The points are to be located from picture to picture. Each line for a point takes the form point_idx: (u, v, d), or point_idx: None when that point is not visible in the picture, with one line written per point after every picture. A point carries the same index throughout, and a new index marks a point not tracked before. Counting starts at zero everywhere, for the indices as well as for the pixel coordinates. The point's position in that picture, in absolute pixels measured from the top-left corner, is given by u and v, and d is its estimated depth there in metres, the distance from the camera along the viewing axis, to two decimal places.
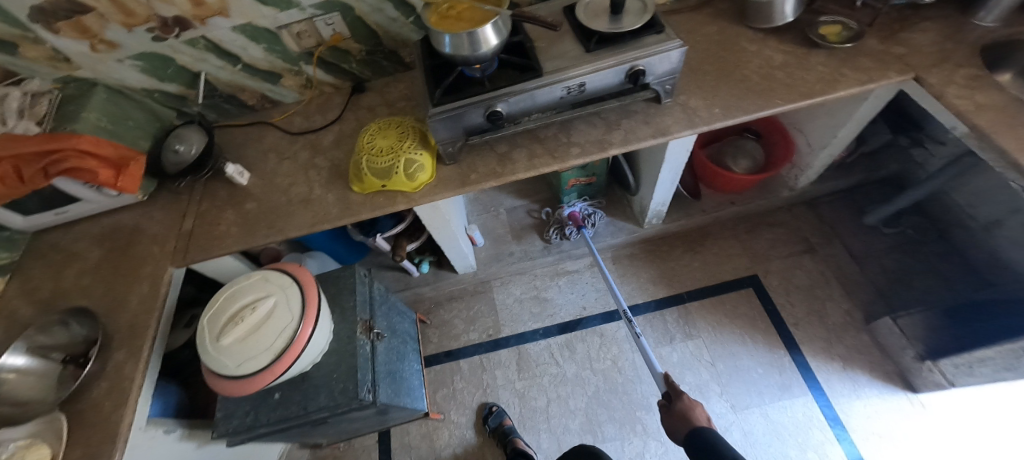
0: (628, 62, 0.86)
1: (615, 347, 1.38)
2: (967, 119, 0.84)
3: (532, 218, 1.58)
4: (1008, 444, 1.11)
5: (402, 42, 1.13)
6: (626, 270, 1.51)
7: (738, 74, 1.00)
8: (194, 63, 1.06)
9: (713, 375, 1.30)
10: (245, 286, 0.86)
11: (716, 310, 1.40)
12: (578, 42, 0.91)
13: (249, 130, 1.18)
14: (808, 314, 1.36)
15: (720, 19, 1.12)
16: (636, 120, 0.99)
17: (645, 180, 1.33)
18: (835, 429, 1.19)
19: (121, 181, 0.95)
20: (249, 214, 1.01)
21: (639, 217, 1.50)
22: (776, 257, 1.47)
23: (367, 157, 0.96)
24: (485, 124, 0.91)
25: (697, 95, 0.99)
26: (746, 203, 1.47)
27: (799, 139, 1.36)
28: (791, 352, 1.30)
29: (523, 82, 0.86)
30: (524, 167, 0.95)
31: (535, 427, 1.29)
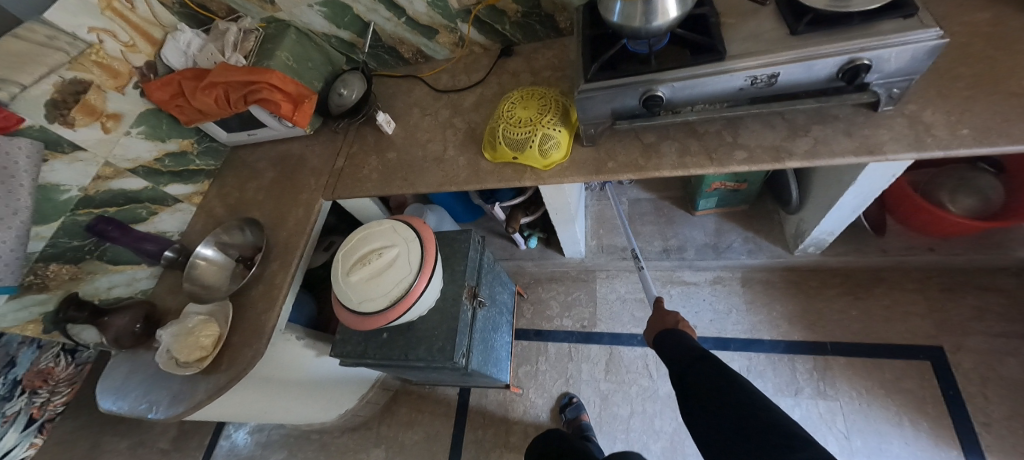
0: (848, 53, 0.66)
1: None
2: None
3: (656, 215, 1.43)
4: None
5: (561, 6, 1.05)
6: (757, 297, 1.30)
7: (1014, 85, 0.72)
8: (367, 13, 1.12)
9: (844, 449, 1.07)
10: (375, 231, 0.92)
11: (868, 375, 1.13)
12: (780, 22, 0.73)
13: (402, 83, 1.24)
14: (1011, 418, 1.01)
15: (999, 4, 0.81)
16: (834, 128, 0.78)
17: (813, 199, 1.09)
18: None
19: (296, 116, 1.07)
20: (389, 163, 1.08)
21: (791, 242, 1.25)
22: (979, 332, 1.12)
23: (504, 126, 0.93)
24: (638, 109, 0.80)
25: (935, 107, 0.74)
26: (953, 253, 1.12)
27: None
28: (968, 457, 1.00)
29: (697, 65, 0.72)
30: (672, 164, 0.83)
31: (612, 433, 1.23)
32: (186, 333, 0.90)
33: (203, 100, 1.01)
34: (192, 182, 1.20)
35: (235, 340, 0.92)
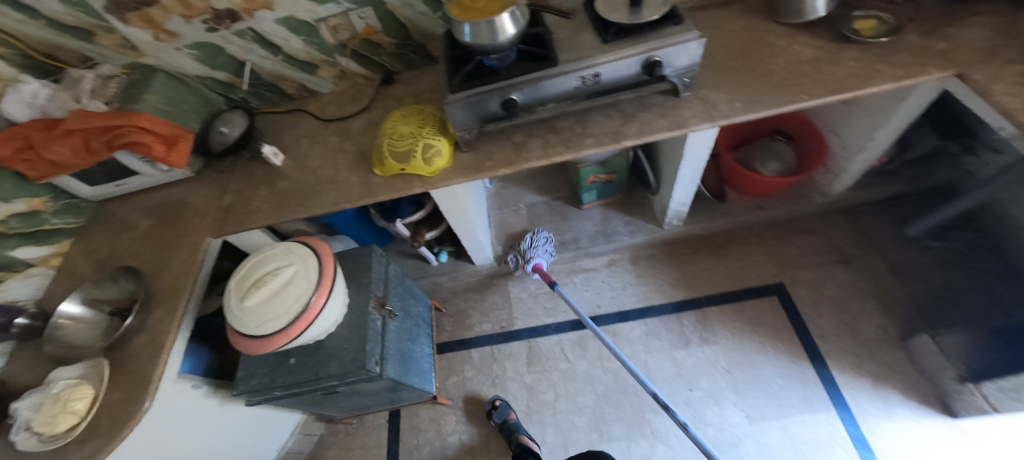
0: (644, 53, 0.86)
1: (631, 348, 1.35)
2: (1014, 116, 0.80)
3: (551, 215, 1.58)
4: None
5: (430, 36, 1.18)
6: (644, 271, 1.49)
7: (763, 69, 0.98)
8: (242, 53, 1.15)
9: (729, 383, 1.25)
10: (269, 255, 0.92)
11: (737, 317, 1.35)
12: (596, 34, 0.93)
13: (287, 117, 1.26)
14: (838, 327, 1.28)
15: (748, 15, 1.10)
16: (653, 113, 0.98)
17: (665, 178, 1.31)
18: (860, 450, 1.10)
19: (172, 156, 1.04)
20: (281, 192, 1.09)
21: (659, 218, 1.46)
22: (805, 266, 1.40)
23: (389, 143, 1.01)
24: (501, 112, 0.94)
25: (718, 89, 0.97)
26: (775, 208, 1.41)
27: (834, 141, 1.30)
28: (815, 365, 1.23)
29: (539, 71, 0.88)
30: (538, 156, 0.97)
31: (542, 421, 1.29)
32: (54, 400, 0.79)
33: (58, 150, 0.95)
34: (48, 243, 1.08)
35: (116, 397, 0.84)
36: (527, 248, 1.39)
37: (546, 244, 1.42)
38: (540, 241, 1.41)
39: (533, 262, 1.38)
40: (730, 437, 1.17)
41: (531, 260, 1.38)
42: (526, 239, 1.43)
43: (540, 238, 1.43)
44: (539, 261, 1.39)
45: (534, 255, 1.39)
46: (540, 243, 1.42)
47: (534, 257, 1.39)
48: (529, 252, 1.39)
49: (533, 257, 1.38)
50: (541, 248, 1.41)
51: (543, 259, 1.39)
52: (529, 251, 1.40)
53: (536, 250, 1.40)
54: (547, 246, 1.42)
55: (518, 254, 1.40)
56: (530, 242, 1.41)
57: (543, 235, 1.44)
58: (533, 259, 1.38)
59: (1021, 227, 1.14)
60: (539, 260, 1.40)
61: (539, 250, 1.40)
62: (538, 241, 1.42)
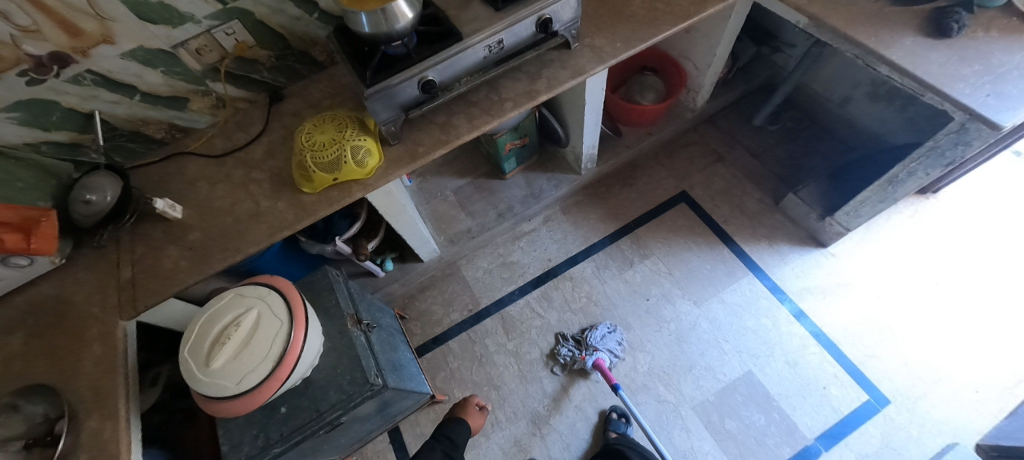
0: (535, 13, 0.95)
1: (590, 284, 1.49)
2: (805, 10, 1.08)
3: (479, 193, 1.63)
4: (908, 268, 1.38)
5: (311, 41, 1.12)
6: (577, 217, 1.63)
7: (628, 11, 1.14)
8: (83, 102, 0.95)
9: (673, 282, 1.46)
10: (218, 309, 0.81)
11: (661, 229, 1.57)
12: (484, 4, 0.98)
13: (164, 165, 1.09)
14: (732, 210, 1.57)
15: None
16: (554, 67, 1.08)
17: (573, 128, 1.44)
18: (777, 295, 1.39)
19: (34, 243, 0.84)
20: (197, 245, 0.96)
21: (575, 166, 1.61)
22: (696, 171, 1.67)
23: (311, 156, 0.95)
24: (421, 96, 0.95)
25: (598, 35, 1.11)
26: (661, 131, 1.65)
27: (688, 65, 1.56)
28: (728, 245, 1.51)
29: (446, 48, 0.91)
30: (467, 130, 1.01)
31: (538, 377, 1.36)
32: None
33: None
34: None
35: None
36: (594, 340, 1.35)
37: (614, 340, 1.36)
38: (603, 340, 1.36)
39: (593, 355, 1.34)
40: (689, 324, 1.38)
41: (593, 353, 1.34)
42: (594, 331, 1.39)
43: (606, 337, 1.37)
44: (601, 358, 1.33)
45: (598, 349, 1.35)
46: (608, 341, 1.36)
47: (597, 351, 1.35)
48: (592, 344, 1.36)
49: (595, 352, 1.34)
50: (606, 350, 1.35)
51: (606, 357, 1.33)
52: (591, 345, 1.36)
53: (603, 349, 1.35)
54: (613, 343, 1.36)
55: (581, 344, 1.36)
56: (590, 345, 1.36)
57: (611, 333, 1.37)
58: (597, 355, 1.33)
59: (827, 98, 1.56)
60: (600, 354, 1.34)
61: (605, 350, 1.35)
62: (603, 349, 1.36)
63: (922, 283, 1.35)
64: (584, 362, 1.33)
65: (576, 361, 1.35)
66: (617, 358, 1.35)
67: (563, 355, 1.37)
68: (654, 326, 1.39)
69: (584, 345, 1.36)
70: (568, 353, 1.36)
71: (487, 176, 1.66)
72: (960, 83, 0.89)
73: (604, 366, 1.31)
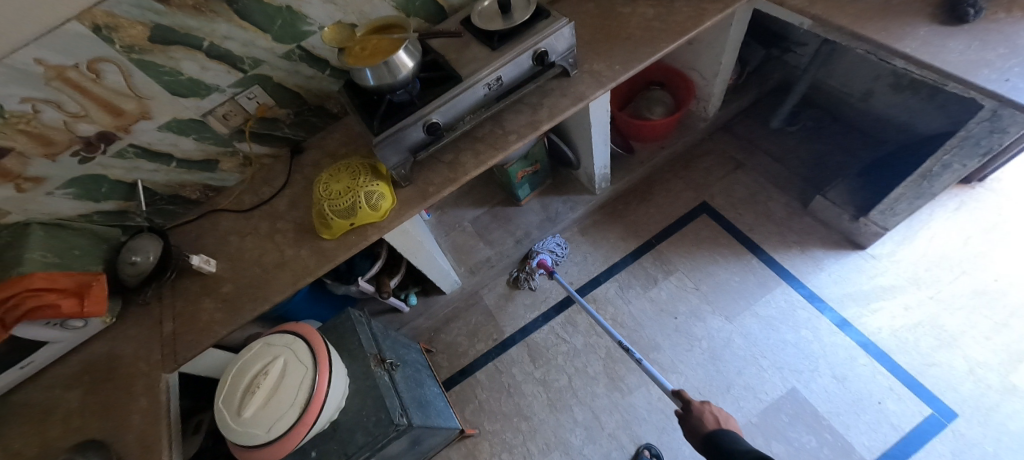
0: (530, 48, 0.98)
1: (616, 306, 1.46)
2: (807, 12, 1.06)
3: (496, 221, 1.65)
4: (963, 266, 1.27)
5: (325, 95, 1.19)
6: (595, 237, 1.61)
7: (625, 34, 1.15)
8: (127, 173, 1.05)
9: (701, 297, 1.41)
10: (248, 359, 0.85)
11: (683, 242, 1.53)
12: (482, 45, 1.02)
13: (199, 223, 1.17)
14: (757, 217, 1.51)
15: None
16: (555, 95, 1.10)
17: (582, 150, 1.45)
18: (815, 304, 1.31)
19: (88, 305, 0.91)
20: (229, 296, 1.01)
21: (589, 186, 1.60)
22: (716, 180, 1.62)
23: (328, 204, 1.00)
24: (427, 138, 0.98)
25: (597, 60, 1.12)
26: (674, 143, 1.63)
27: (694, 76, 1.54)
28: (756, 254, 1.44)
29: (447, 91, 0.94)
30: (474, 165, 1.03)
31: (567, 404, 1.33)
32: None
33: None
34: None
35: None
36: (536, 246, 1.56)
37: (556, 244, 1.57)
38: (544, 246, 1.56)
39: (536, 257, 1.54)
40: (722, 341, 1.32)
41: (537, 256, 1.54)
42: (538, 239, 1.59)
43: (546, 242, 1.57)
44: (543, 257, 1.53)
45: (540, 251, 1.55)
46: (549, 244, 1.57)
47: (540, 253, 1.55)
48: (536, 250, 1.56)
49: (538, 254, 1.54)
50: (546, 250, 1.56)
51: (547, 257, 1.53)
52: (536, 252, 1.56)
53: (546, 252, 1.55)
54: (550, 243, 1.56)
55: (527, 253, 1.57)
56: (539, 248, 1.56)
57: (554, 238, 1.58)
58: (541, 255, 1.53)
59: (847, 93, 1.50)
60: (541, 254, 1.55)
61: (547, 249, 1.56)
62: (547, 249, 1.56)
63: (981, 281, 1.24)
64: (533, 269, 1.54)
65: (529, 270, 1.56)
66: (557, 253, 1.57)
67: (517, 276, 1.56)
68: (685, 345, 1.34)
69: (530, 254, 1.56)
70: (524, 273, 1.56)
71: (502, 204, 1.68)
72: (983, 68, 0.84)
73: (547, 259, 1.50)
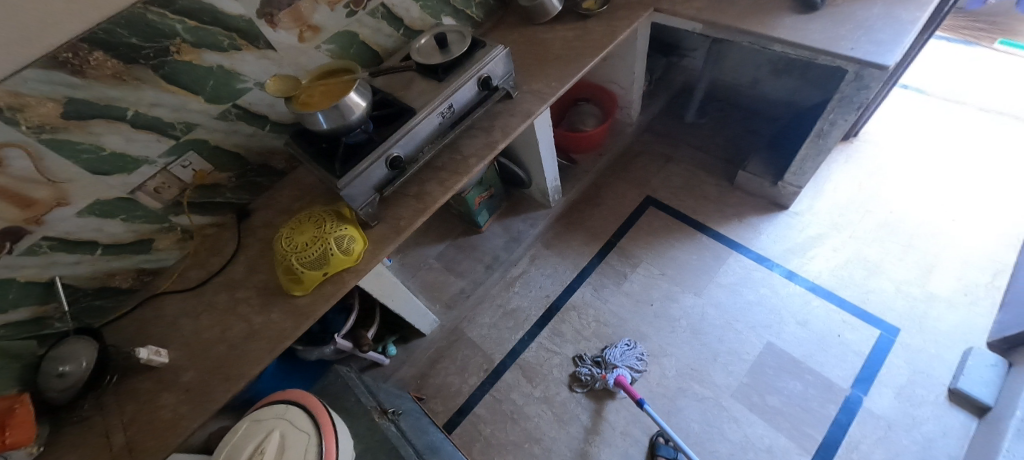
0: (474, 75, 1.04)
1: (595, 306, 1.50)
2: (697, 18, 1.25)
3: (462, 252, 1.64)
4: (864, 205, 1.50)
5: (268, 152, 1.14)
6: (560, 247, 1.66)
7: (552, 55, 1.27)
8: (41, 271, 0.90)
9: (669, 281, 1.50)
10: (236, 443, 0.75)
11: (641, 235, 1.62)
12: (427, 79, 1.06)
13: (139, 313, 1.03)
14: (698, 199, 1.66)
15: (515, 27, 1.38)
16: (503, 116, 1.16)
17: (532, 166, 1.52)
18: (764, 264, 1.46)
19: (12, 435, 0.75)
20: (194, 384, 0.89)
21: (544, 201, 1.67)
22: (653, 174, 1.76)
23: (295, 258, 0.94)
24: (390, 173, 0.98)
25: (533, 80, 1.21)
26: (610, 149, 1.77)
27: (614, 88, 1.71)
28: (705, 232, 1.58)
29: (403, 124, 0.96)
30: (441, 192, 1.04)
31: (575, 415, 1.32)
32: None
33: None
34: None
35: None
36: (615, 355, 1.35)
37: (635, 355, 1.36)
38: (620, 355, 1.35)
39: (614, 372, 1.32)
40: (698, 315, 1.40)
41: (614, 370, 1.33)
42: (616, 346, 1.38)
43: (625, 353, 1.36)
44: (620, 373, 1.31)
45: (620, 366, 1.33)
46: (626, 356, 1.35)
47: (618, 367, 1.33)
48: (612, 361, 1.35)
49: (616, 369, 1.32)
50: (625, 366, 1.34)
51: (626, 372, 1.32)
52: (609, 363, 1.35)
53: (623, 365, 1.34)
54: (633, 359, 1.35)
55: (604, 362, 1.35)
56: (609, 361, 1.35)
57: (627, 347, 1.38)
58: (620, 372, 1.31)
59: (739, 83, 1.75)
60: (619, 370, 1.33)
61: (628, 367, 1.34)
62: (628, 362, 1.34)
63: (880, 215, 1.47)
64: (606, 379, 1.31)
65: (598, 379, 1.34)
66: (635, 372, 1.34)
67: (583, 375, 1.35)
68: (667, 327, 1.40)
69: (604, 365, 1.35)
70: (589, 372, 1.35)
71: (465, 234, 1.68)
72: (843, 42, 1.05)
73: (626, 380, 1.29)
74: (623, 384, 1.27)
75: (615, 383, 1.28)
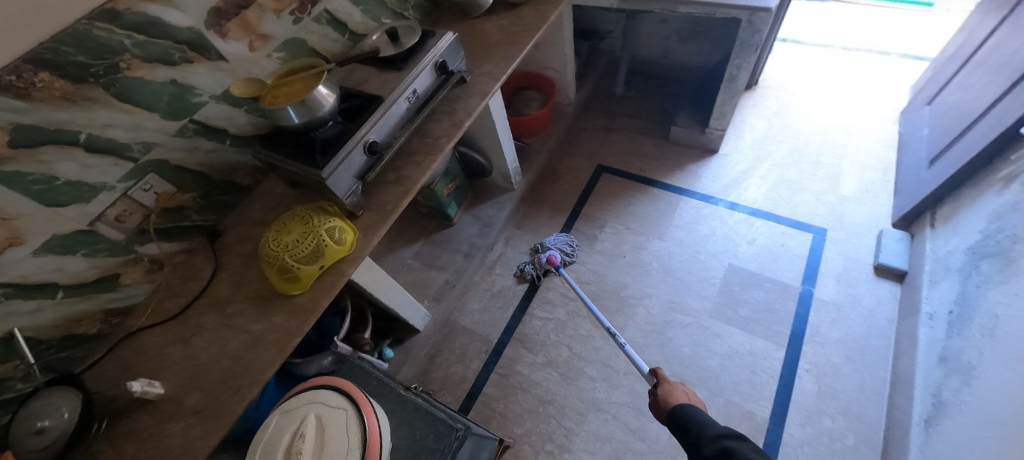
0: (431, 61, 1.10)
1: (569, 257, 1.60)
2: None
3: (439, 247, 1.66)
4: (776, 138, 1.75)
5: (231, 168, 1.13)
6: (531, 225, 1.75)
7: (494, 41, 1.37)
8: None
9: (634, 233, 1.64)
10: (271, 437, 0.74)
11: (600, 199, 1.76)
12: (385, 71, 1.10)
13: (115, 356, 0.94)
14: (642, 159, 1.83)
15: (453, 24, 1.47)
16: (461, 99, 1.23)
17: (491, 151, 1.60)
18: (710, 201, 1.65)
19: None
20: (202, 405, 0.84)
21: (507, 184, 1.75)
22: (599, 145, 1.92)
23: (289, 255, 0.93)
24: (369, 160, 1.01)
25: (482, 65, 1.30)
26: (556, 129, 1.90)
27: (550, 73, 1.84)
28: (654, 185, 1.75)
29: (374, 111, 1.00)
30: (419, 174, 1.08)
31: (579, 369, 1.39)
32: None
33: None
34: None
35: None
36: (546, 242, 1.63)
37: (564, 243, 1.62)
38: (553, 241, 1.63)
39: (547, 254, 1.59)
40: (666, 256, 1.55)
41: (547, 252, 1.60)
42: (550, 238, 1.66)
43: (557, 238, 1.63)
44: (553, 253, 1.58)
45: (550, 248, 1.60)
46: (556, 242, 1.63)
47: (551, 250, 1.60)
48: (546, 245, 1.63)
49: (549, 251, 1.59)
50: (557, 245, 1.62)
51: (556, 254, 1.58)
52: (545, 246, 1.63)
53: (557, 248, 1.61)
54: (559, 239, 1.63)
55: (538, 247, 1.63)
56: (545, 249, 1.62)
57: (559, 237, 1.64)
58: (551, 252, 1.58)
59: (655, 55, 1.98)
60: (551, 251, 1.60)
61: (557, 248, 1.61)
62: (556, 241, 1.63)
63: (790, 144, 1.72)
64: (541, 259, 1.59)
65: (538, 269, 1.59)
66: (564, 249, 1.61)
67: (526, 262, 1.63)
68: (642, 273, 1.53)
69: (539, 250, 1.63)
70: (532, 266, 1.60)
71: (437, 230, 1.71)
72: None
73: (554, 256, 1.56)
74: (552, 258, 1.53)
75: (546, 260, 1.55)
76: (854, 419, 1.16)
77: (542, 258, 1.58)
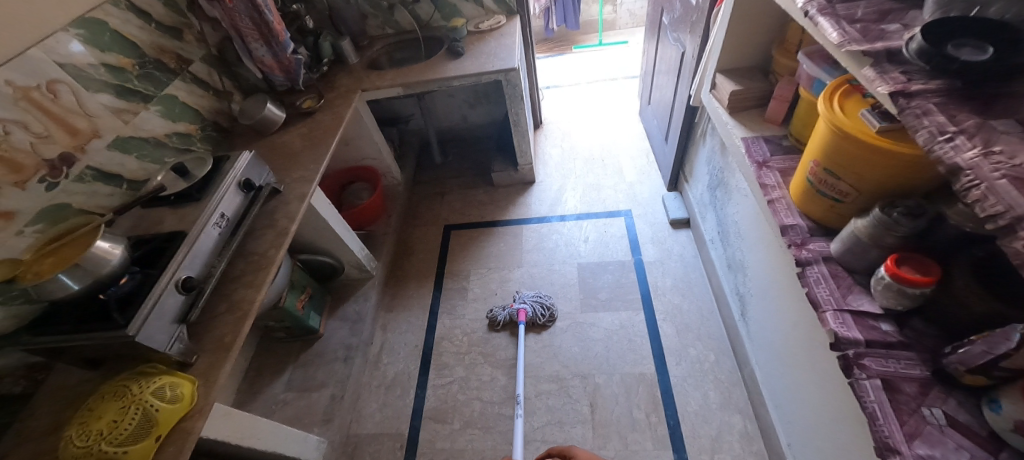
0: (232, 182, 1.10)
1: (545, 318, 1.56)
2: (396, 84, 1.63)
3: (312, 364, 1.52)
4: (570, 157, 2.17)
5: None
6: (402, 302, 1.75)
7: (298, 149, 1.42)
8: None
9: (496, 270, 1.78)
10: None
11: (458, 254, 1.87)
12: (181, 205, 1.04)
13: None
14: (479, 207, 2.04)
15: (249, 144, 1.48)
16: (280, 208, 1.22)
17: (335, 248, 1.59)
18: (544, 220, 1.92)
19: None
20: None
21: (363, 274, 1.73)
22: (439, 209, 2.07)
23: (106, 442, 0.75)
24: (187, 299, 0.92)
25: (292, 172, 1.33)
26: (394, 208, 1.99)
27: (368, 161, 1.96)
28: (497, 224, 1.95)
29: (178, 248, 0.94)
30: (254, 293, 1.02)
31: (497, 414, 1.39)
32: None
33: None
34: None
35: None
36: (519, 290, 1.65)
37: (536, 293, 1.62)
38: (529, 295, 1.61)
39: (518, 305, 1.59)
40: (529, 278, 1.72)
41: (519, 304, 1.59)
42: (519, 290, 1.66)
43: (532, 293, 1.62)
44: (524, 307, 1.57)
45: (523, 300, 1.60)
46: (527, 296, 1.61)
47: (523, 301, 1.59)
48: (519, 297, 1.62)
49: (520, 302, 1.59)
50: (531, 301, 1.60)
51: (527, 306, 1.57)
52: (519, 297, 1.62)
53: (527, 300, 1.60)
54: (533, 298, 1.60)
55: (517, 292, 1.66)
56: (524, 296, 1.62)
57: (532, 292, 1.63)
58: (522, 303, 1.58)
59: (456, 123, 2.29)
60: (524, 304, 1.58)
61: (529, 299, 1.60)
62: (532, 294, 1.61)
63: (581, 158, 2.16)
64: (512, 310, 1.58)
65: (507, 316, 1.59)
66: (540, 307, 1.58)
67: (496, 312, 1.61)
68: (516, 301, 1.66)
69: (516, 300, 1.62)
70: (502, 313, 1.59)
71: (305, 348, 1.57)
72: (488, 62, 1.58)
73: (526, 311, 1.55)
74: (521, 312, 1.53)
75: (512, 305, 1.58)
76: (707, 339, 1.44)
77: (514, 309, 1.58)
